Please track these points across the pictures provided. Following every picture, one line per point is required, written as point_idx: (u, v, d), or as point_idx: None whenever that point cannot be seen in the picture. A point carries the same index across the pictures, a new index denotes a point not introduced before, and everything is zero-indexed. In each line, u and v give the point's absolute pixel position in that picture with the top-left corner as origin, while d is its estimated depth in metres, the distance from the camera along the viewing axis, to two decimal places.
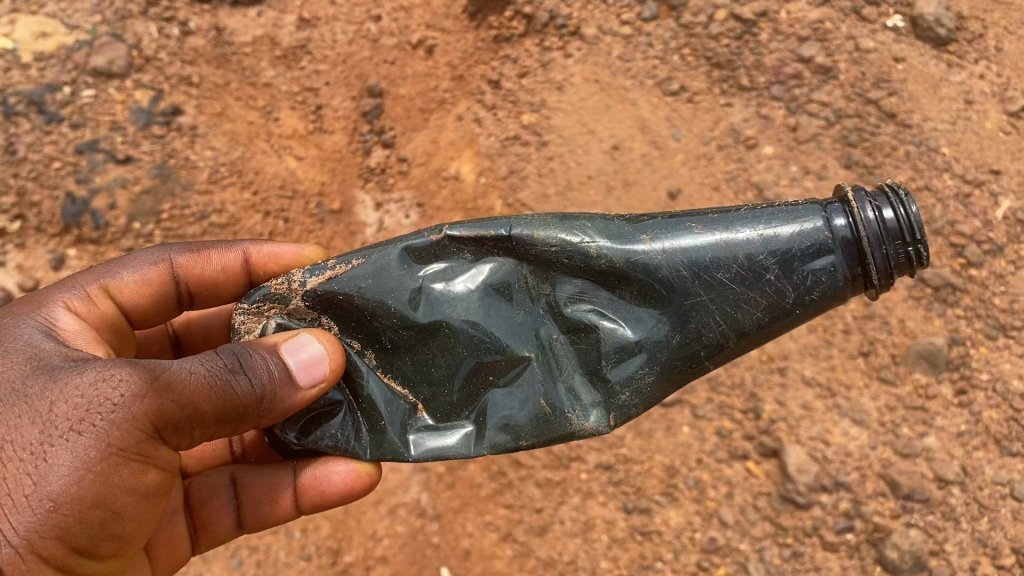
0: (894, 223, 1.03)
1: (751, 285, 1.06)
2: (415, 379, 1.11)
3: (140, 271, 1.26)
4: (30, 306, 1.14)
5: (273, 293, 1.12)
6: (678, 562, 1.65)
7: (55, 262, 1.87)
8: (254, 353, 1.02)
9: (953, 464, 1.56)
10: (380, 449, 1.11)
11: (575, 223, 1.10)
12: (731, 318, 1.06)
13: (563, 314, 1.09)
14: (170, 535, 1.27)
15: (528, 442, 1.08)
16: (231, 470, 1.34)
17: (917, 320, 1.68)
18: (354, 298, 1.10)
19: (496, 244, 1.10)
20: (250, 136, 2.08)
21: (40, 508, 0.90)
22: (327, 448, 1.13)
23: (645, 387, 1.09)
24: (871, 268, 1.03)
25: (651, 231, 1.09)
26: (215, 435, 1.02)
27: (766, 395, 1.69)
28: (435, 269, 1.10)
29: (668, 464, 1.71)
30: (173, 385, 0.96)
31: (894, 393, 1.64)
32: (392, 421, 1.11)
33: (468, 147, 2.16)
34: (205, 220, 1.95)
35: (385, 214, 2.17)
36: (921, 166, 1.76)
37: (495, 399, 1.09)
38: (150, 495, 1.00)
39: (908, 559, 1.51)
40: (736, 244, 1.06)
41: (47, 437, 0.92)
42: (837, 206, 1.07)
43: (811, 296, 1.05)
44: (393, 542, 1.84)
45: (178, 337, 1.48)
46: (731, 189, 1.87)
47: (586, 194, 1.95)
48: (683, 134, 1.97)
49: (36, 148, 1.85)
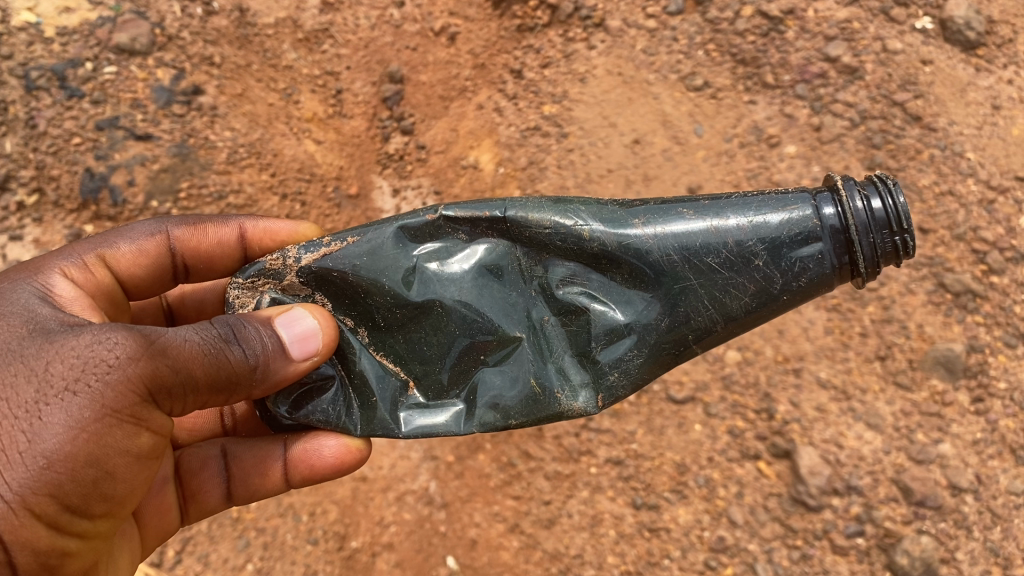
0: (882, 213, 1.02)
1: (739, 270, 1.04)
2: (407, 357, 1.10)
3: (136, 242, 1.25)
4: (28, 272, 1.13)
5: (268, 269, 1.11)
6: (685, 559, 1.64)
7: (70, 238, 1.88)
8: (248, 325, 1.01)
9: (967, 472, 1.55)
10: (370, 425, 1.10)
11: (568, 206, 1.09)
12: (719, 303, 1.05)
13: (555, 295, 1.08)
14: (159, 505, 1.26)
15: (517, 421, 1.08)
16: (222, 442, 1.33)
17: (935, 326, 1.66)
18: (348, 275, 1.09)
19: (489, 226, 1.09)
20: (271, 117, 2.07)
21: (34, 465, 0.89)
22: (318, 423, 1.11)
23: (634, 368, 1.07)
24: (858, 256, 1.02)
25: (643, 216, 1.08)
26: (207, 402, 1.01)
27: (779, 396, 1.68)
28: (430, 249, 1.10)
29: (679, 461, 1.70)
30: (168, 350, 0.95)
31: (910, 399, 1.63)
32: (384, 397, 1.10)
33: (488, 136, 2.16)
34: (222, 200, 1.94)
35: (401, 200, 2.18)
36: (946, 171, 1.75)
37: (485, 378, 1.09)
38: (143, 457, 0.99)
39: (918, 565, 1.50)
40: (726, 230, 1.05)
41: (42, 396, 0.91)
42: (826, 195, 1.05)
43: (799, 282, 1.04)
44: (400, 528, 1.83)
45: (172, 310, 1.48)
46: (751, 187, 1.86)
47: (605, 188, 1.95)
48: (706, 130, 1.95)
49: (57, 123, 1.85)
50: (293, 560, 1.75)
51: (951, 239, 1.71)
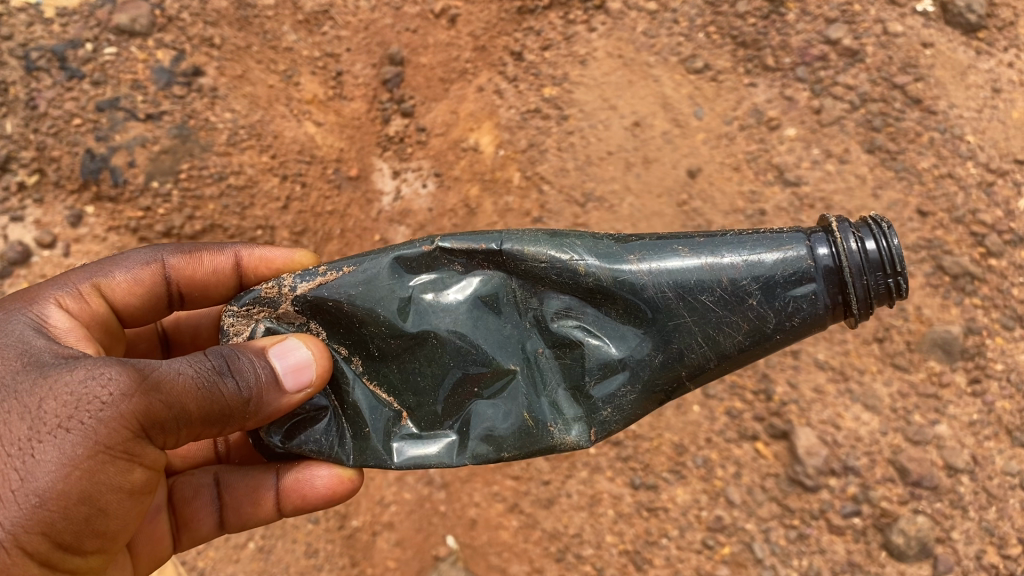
0: (876, 255, 1.03)
1: (733, 308, 1.05)
2: (400, 388, 1.10)
3: (132, 271, 1.24)
4: (22, 302, 1.12)
5: (263, 297, 1.10)
6: (683, 539, 1.65)
7: (72, 219, 1.89)
8: (242, 356, 1.00)
9: (963, 452, 1.56)
10: (363, 455, 1.10)
11: (564, 240, 1.09)
12: (712, 340, 1.06)
13: (550, 328, 1.08)
14: (151, 533, 1.24)
15: (509, 453, 1.07)
16: (215, 470, 1.31)
17: (933, 308, 1.67)
18: (343, 304, 1.08)
19: (486, 258, 1.09)
20: (271, 99, 2.06)
21: (26, 503, 0.88)
22: (310, 453, 1.11)
23: (627, 404, 1.08)
24: (852, 297, 1.02)
25: (638, 251, 1.08)
26: (200, 435, 1.00)
27: (777, 377, 1.69)
28: (425, 280, 1.09)
29: (677, 442, 1.71)
30: (161, 385, 0.94)
31: (907, 380, 1.64)
32: (376, 428, 1.10)
33: (488, 118, 2.15)
34: (223, 181, 1.93)
35: (402, 182, 2.19)
36: (945, 154, 1.76)
37: (478, 409, 1.08)
38: (136, 492, 0.97)
39: (914, 545, 1.51)
40: (721, 268, 1.05)
41: (35, 433, 0.90)
42: (821, 235, 1.05)
43: (791, 322, 1.04)
44: (400, 508, 1.85)
45: (167, 336, 1.46)
46: (751, 170, 1.88)
47: (605, 170, 1.97)
48: (706, 113, 1.95)
49: (57, 104, 1.84)
50: (294, 539, 1.79)
51: (950, 222, 1.72)
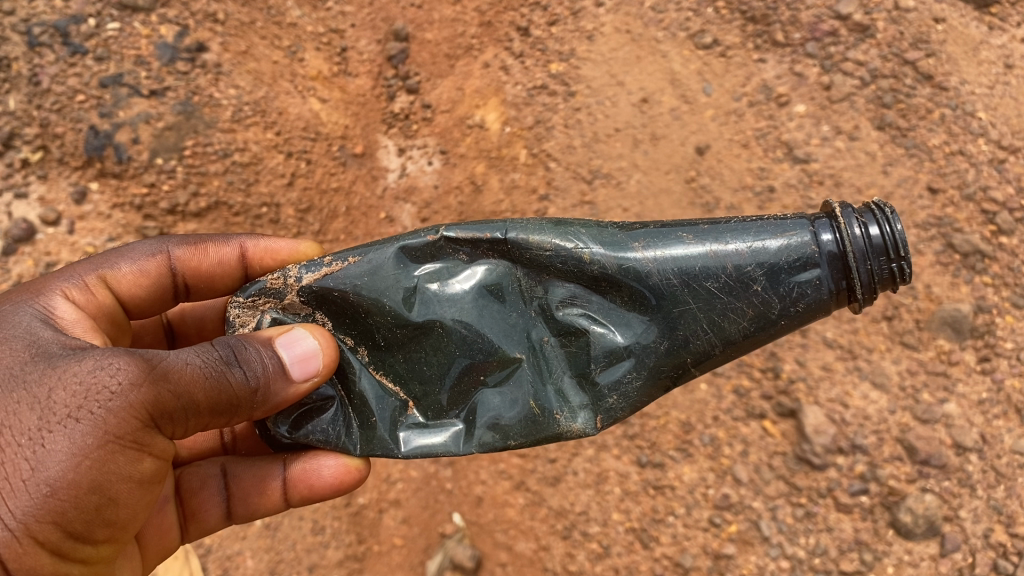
0: (879, 240, 1.02)
1: (738, 295, 1.04)
2: (406, 377, 1.09)
3: (137, 263, 1.23)
4: (29, 293, 1.12)
5: (269, 288, 1.09)
6: (690, 517, 1.64)
7: (77, 196, 1.88)
8: (249, 346, 0.99)
9: (971, 431, 1.55)
10: (370, 445, 1.09)
11: (568, 229, 1.08)
12: (717, 326, 1.05)
13: (555, 317, 1.07)
14: (159, 524, 1.23)
15: (516, 441, 1.07)
16: (222, 461, 1.31)
17: (943, 286, 1.66)
18: (349, 295, 1.07)
19: (490, 247, 1.08)
20: (275, 76, 2.05)
21: (37, 493, 0.88)
22: (317, 442, 1.11)
23: (632, 391, 1.06)
24: (856, 282, 1.01)
25: (643, 239, 1.06)
26: (209, 425, 0.99)
27: (786, 355, 1.68)
28: (430, 269, 1.08)
29: (684, 420, 1.71)
30: (169, 375, 0.93)
31: (916, 358, 1.63)
32: (383, 417, 1.09)
33: (494, 95, 2.13)
34: (227, 158, 1.92)
35: (407, 160, 2.17)
36: (956, 131, 1.74)
37: (484, 398, 1.07)
38: (145, 482, 0.97)
39: (921, 523, 1.50)
40: (726, 255, 1.04)
41: (45, 423, 0.90)
42: (825, 221, 1.04)
43: (796, 307, 1.03)
44: (407, 485, 1.85)
45: (172, 328, 1.46)
46: (760, 147, 1.86)
47: (612, 147, 1.95)
48: (715, 89, 1.93)
49: (60, 80, 1.83)
50: (301, 516, 1.77)
51: (960, 199, 1.70)
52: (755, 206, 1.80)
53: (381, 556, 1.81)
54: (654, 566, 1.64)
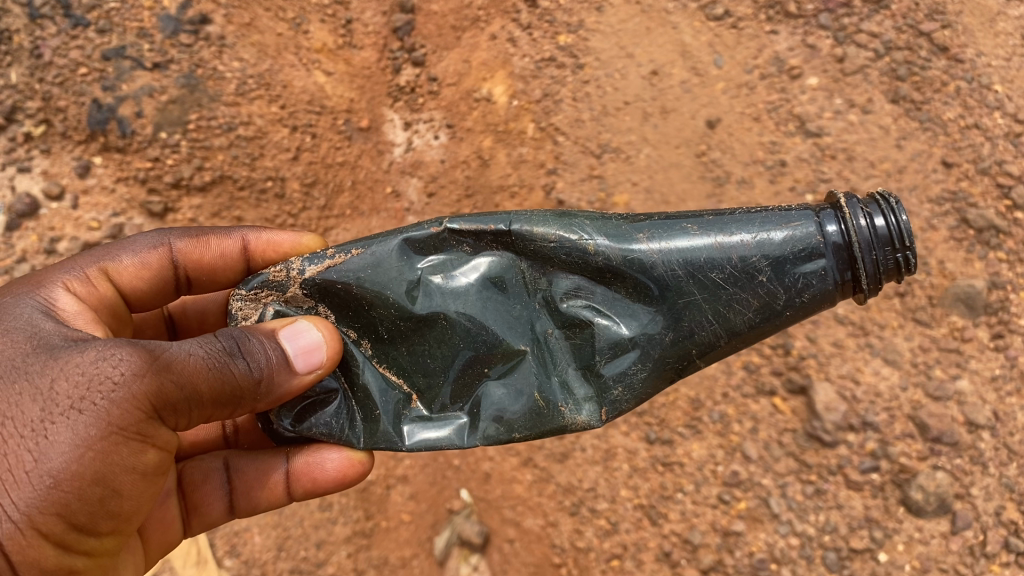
0: (885, 231, 1.00)
1: (743, 286, 1.02)
2: (410, 369, 1.07)
3: (139, 255, 1.21)
4: (30, 285, 1.10)
5: (271, 280, 1.07)
6: (699, 493, 1.63)
7: (80, 170, 1.86)
8: (252, 338, 0.98)
9: (984, 408, 1.54)
10: (373, 438, 1.07)
11: (572, 220, 1.06)
12: (723, 317, 1.03)
13: (559, 309, 1.05)
14: (161, 518, 1.22)
15: (521, 434, 1.05)
16: (224, 455, 1.30)
17: (957, 262, 1.64)
18: (352, 287, 1.05)
19: (494, 239, 1.06)
20: (279, 48, 2.01)
21: (40, 485, 0.87)
22: (320, 436, 1.08)
23: (637, 383, 1.05)
24: (861, 273, 1.00)
25: (647, 230, 1.05)
26: (212, 417, 0.98)
27: (796, 331, 1.66)
28: (434, 261, 1.06)
29: (693, 397, 1.70)
30: (172, 366, 0.92)
31: (929, 334, 1.61)
32: (387, 410, 1.07)
33: (501, 67, 2.07)
34: (232, 132, 1.89)
35: (413, 134, 2.15)
36: (972, 104, 1.71)
37: (488, 391, 1.06)
38: (149, 474, 0.96)
39: (933, 501, 1.49)
40: (731, 246, 1.02)
41: (47, 414, 0.88)
42: (830, 212, 1.03)
43: (802, 298, 1.01)
44: (414, 462, 1.85)
45: (174, 320, 1.44)
46: (772, 121, 1.83)
47: (622, 120, 1.92)
48: (725, 61, 1.90)
49: (62, 53, 1.80)
50: None
51: (975, 173, 1.68)
52: (766, 180, 1.79)
53: (389, 532, 1.80)
54: (661, 543, 1.62)
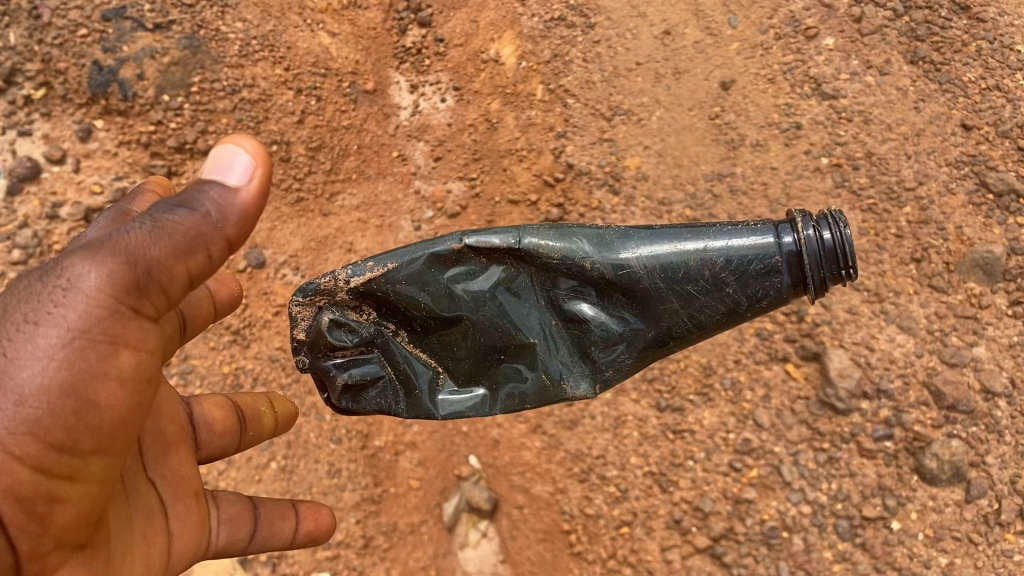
0: (831, 244, 1.00)
1: (712, 294, 1.02)
2: (441, 354, 1.06)
3: None
4: None
5: (324, 287, 1.01)
6: (710, 461, 1.61)
7: (82, 133, 1.80)
8: None
9: (1001, 375, 1.51)
10: (414, 410, 1.07)
11: (571, 233, 1.05)
12: (693, 322, 1.04)
13: (561, 307, 1.05)
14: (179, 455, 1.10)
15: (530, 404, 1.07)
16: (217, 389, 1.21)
17: (975, 228, 1.61)
18: (392, 295, 1.02)
19: (506, 252, 1.03)
20: (283, 9, 1.97)
21: None
22: (370, 410, 1.07)
23: (626, 365, 1.07)
24: (809, 287, 1.01)
25: (629, 237, 1.05)
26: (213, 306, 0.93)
27: (810, 298, 1.64)
28: (457, 273, 1.03)
29: (705, 364, 1.67)
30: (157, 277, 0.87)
31: (945, 301, 1.58)
32: (424, 386, 1.06)
33: (510, 28, 2.04)
34: (236, 95, 1.85)
35: (420, 96, 2.10)
36: (993, 64, 1.70)
37: (505, 371, 1.06)
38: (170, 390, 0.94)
39: (948, 469, 1.47)
40: (703, 258, 1.02)
41: None
42: (787, 225, 1.02)
43: (760, 306, 1.03)
44: (423, 428, 1.82)
45: None
46: (787, 83, 1.79)
47: (633, 82, 1.89)
48: (740, 21, 1.87)
49: (61, 14, 1.76)
50: (317, 459, 1.69)
51: (995, 136, 1.66)
52: (781, 143, 1.75)
53: (397, 498, 1.75)
54: (672, 510, 1.61)
